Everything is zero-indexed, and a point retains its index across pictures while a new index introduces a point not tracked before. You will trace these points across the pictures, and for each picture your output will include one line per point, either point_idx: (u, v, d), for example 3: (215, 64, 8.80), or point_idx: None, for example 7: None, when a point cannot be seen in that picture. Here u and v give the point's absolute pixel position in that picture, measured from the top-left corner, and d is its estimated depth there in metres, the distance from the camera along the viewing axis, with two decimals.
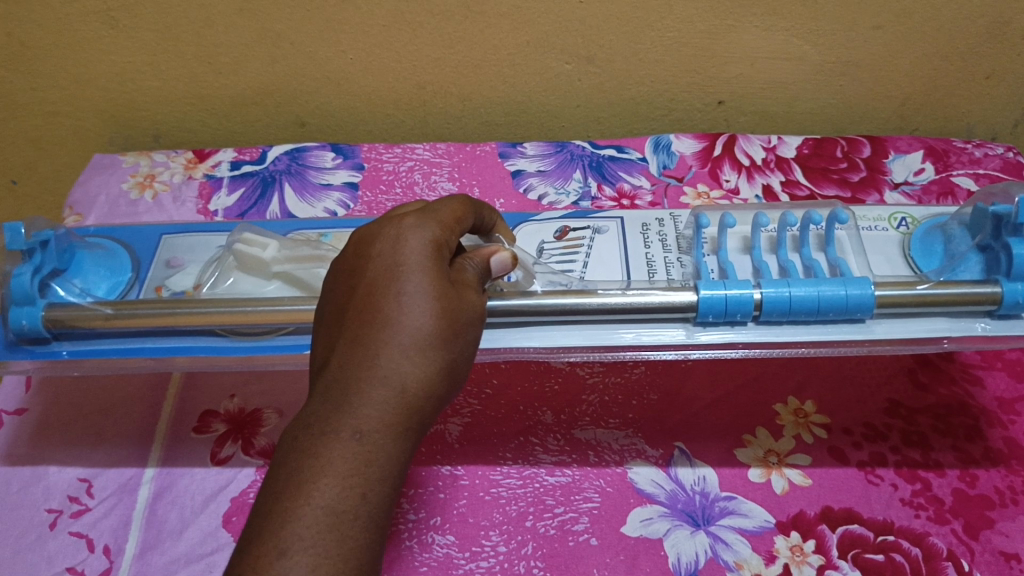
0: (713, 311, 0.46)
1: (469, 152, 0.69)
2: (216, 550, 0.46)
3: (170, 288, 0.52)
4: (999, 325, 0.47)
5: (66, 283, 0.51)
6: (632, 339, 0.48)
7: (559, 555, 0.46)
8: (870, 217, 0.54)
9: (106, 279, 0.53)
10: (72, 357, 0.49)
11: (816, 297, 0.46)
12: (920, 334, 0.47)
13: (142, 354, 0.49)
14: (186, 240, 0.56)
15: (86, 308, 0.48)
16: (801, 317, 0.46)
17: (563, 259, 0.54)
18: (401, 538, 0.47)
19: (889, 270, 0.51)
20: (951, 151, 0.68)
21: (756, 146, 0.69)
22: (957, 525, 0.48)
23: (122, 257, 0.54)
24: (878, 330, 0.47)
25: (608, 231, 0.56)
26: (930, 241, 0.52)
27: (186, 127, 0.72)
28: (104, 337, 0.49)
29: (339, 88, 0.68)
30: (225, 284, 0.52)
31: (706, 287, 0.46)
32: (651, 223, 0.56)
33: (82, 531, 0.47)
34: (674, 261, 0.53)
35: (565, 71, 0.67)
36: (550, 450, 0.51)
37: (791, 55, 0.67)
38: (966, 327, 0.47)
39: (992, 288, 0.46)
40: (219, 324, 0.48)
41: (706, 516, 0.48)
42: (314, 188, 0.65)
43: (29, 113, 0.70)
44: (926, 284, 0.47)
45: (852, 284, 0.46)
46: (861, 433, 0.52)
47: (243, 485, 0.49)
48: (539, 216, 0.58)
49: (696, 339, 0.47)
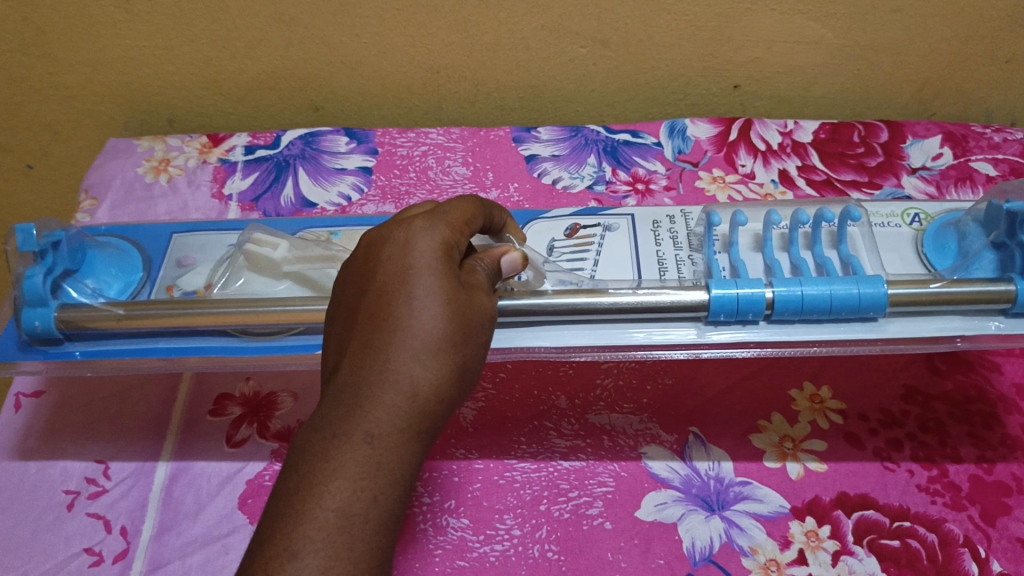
0: (725, 310, 0.46)
1: (483, 136, 0.68)
2: (232, 531, 0.47)
3: (181, 288, 0.53)
4: (1012, 324, 0.47)
5: (77, 284, 0.51)
6: (643, 338, 0.48)
7: (574, 539, 0.46)
8: (883, 213, 0.54)
9: (118, 278, 0.53)
10: (85, 358, 0.49)
11: (828, 296, 0.45)
12: (932, 333, 0.47)
13: (154, 356, 0.49)
14: (198, 238, 0.56)
15: (98, 309, 0.48)
16: (813, 316, 0.46)
17: (573, 257, 0.54)
18: (416, 521, 0.47)
19: (902, 269, 0.51)
20: (970, 136, 0.67)
21: (773, 130, 0.68)
22: (974, 511, 0.47)
23: (133, 256, 0.54)
24: (890, 329, 0.47)
25: (617, 228, 0.55)
26: (942, 236, 0.51)
27: (200, 112, 0.72)
28: (116, 337, 0.49)
29: (352, 71, 0.68)
30: (236, 284, 0.52)
31: (717, 286, 0.46)
32: (663, 221, 0.55)
33: (99, 513, 0.48)
34: (684, 259, 0.53)
35: (580, 55, 0.67)
36: (565, 434, 0.51)
37: (809, 39, 0.66)
38: (979, 326, 0.47)
39: (1007, 286, 0.45)
40: (230, 324, 0.48)
41: (721, 501, 0.48)
42: (328, 173, 0.65)
43: (44, 97, 0.70)
44: (939, 282, 0.46)
45: (865, 282, 0.45)
46: (877, 419, 0.52)
47: (258, 469, 0.49)
48: (549, 213, 0.58)
49: (708, 339, 0.47)
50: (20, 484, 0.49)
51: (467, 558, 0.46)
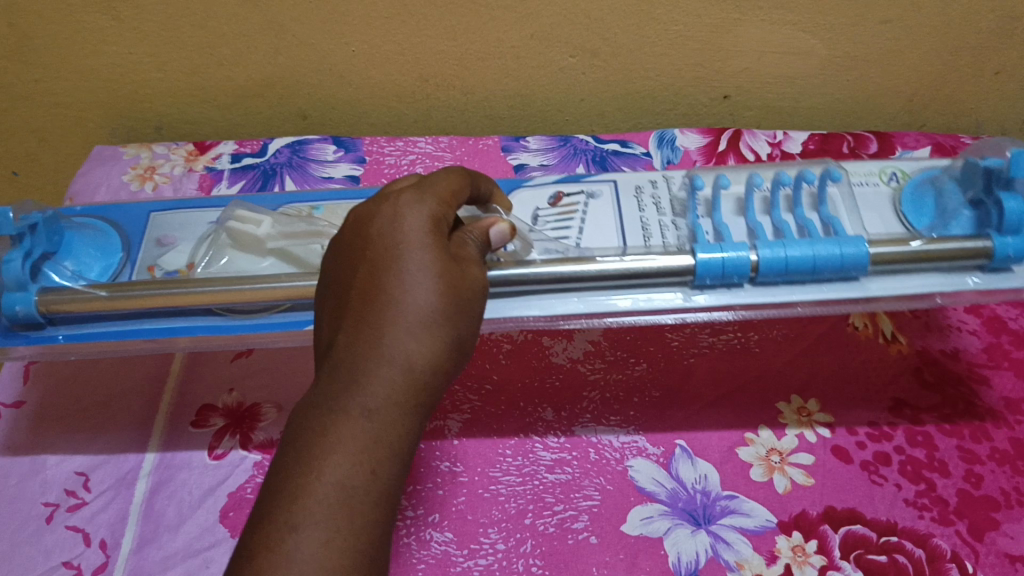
0: (711, 273, 0.46)
1: (472, 145, 0.68)
2: (213, 545, 0.46)
3: (163, 267, 0.52)
4: (992, 278, 0.46)
5: (57, 267, 0.51)
6: (628, 305, 0.48)
7: (558, 553, 0.46)
8: (862, 171, 0.54)
9: (98, 260, 0.53)
10: (66, 340, 0.48)
11: (811, 255, 0.45)
12: (913, 289, 0.47)
13: (134, 336, 0.48)
14: (177, 216, 0.56)
15: (80, 293, 0.48)
16: (796, 277, 0.46)
17: (558, 225, 0.54)
18: (400, 535, 0.47)
19: (882, 228, 0.51)
20: (960, 148, 0.68)
21: (762, 141, 0.68)
22: (962, 526, 0.47)
23: (113, 238, 0.54)
24: (872, 287, 0.46)
25: (601, 196, 0.55)
26: (920, 194, 0.51)
27: (188, 119, 0.71)
28: (99, 321, 0.49)
29: (341, 79, 0.67)
30: (221, 262, 0.52)
31: (703, 251, 0.46)
32: (644, 188, 0.55)
33: (79, 525, 0.47)
34: (669, 223, 0.53)
35: (570, 64, 0.66)
36: (551, 446, 0.51)
37: (798, 49, 0.66)
38: (957, 282, 0.47)
39: (984, 242, 0.45)
40: (216, 301, 0.47)
41: (707, 515, 0.48)
42: (314, 181, 0.65)
43: (30, 103, 0.70)
44: (919, 241, 0.46)
45: (847, 243, 0.45)
46: (865, 432, 0.51)
47: (241, 480, 0.49)
48: (531, 182, 0.57)
49: (694, 302, 0.47)
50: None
51: (450, 573, 0.45)
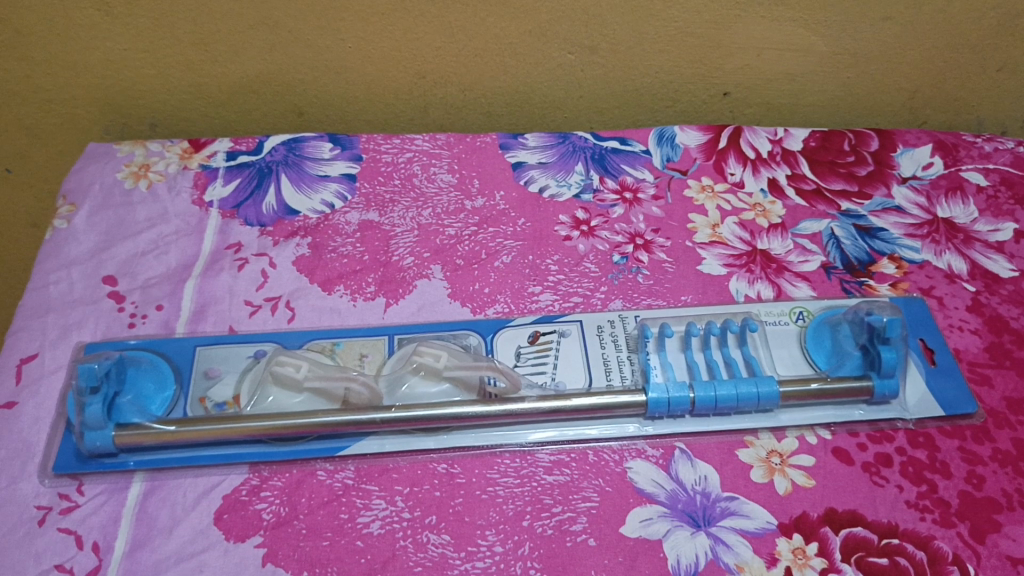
0: (660, 409, 0.49)
1: (469, 143, 0.67)
2: (206, 549, 0.45)
3: (212, 401, 0.50)
4: (875, 410, 0.51)
5: (122, 406, 0.49)
6: (595, 435, 0.50)
7: (557, 556, 0.45)
8: (773, 312, 0.55)
9: (155, 395, 0.50)
10: (139, 467, 0.48)
11: (734, 395, 0.49)
12: (814, 420, 0.51)
13: (201, 463, 0.48)
14: (222, 349, 0.53)
15: (146, 426, 0.48)
16: (725, 411, 0.50)
17: (534, 368, 0.52)
18: (395, 538, 0.46)
19: (792, 368, 0.53)
20: (961, 145, 0.68)
21: (763, 138, 0.68)
22: (963, 528, 0.47)
23: (164, 369, 0.52)
24: (783, 417, 0.51)
25: (572, 333, 0.54)
26: (822, 332, 0.54)
27: (182, 116, 0.70)
28: (165, 448, 0.49)
29: (337, 76, 0.67)
30: (265, 401, 0.50)
31: (653, 387, 0.49)
32: (607, 324, 0.55)
33: (71, 528, 0.46)
34: (626, 363, 0.53)
35: (568, 61, 0.66)
36: (548, 448, 0.50)
37: (798, 46, 0.66)
38: (846, 413, 0.51)
39: (869, 381, 0.50)
40: (266, 433, 0.48)
41: (707, 517, 0.47)
42: (311, 179, 0.64)
43: (23, 100, 0.69)
44: (819, 381, 0.50)
45: (763, 381, 0.50)
46: (866, 434, 0.51)
47: (236, 483, 0.48)
48: (512, 320, 0.55)
49: (646, 432, 0.50)
50: None
51: None
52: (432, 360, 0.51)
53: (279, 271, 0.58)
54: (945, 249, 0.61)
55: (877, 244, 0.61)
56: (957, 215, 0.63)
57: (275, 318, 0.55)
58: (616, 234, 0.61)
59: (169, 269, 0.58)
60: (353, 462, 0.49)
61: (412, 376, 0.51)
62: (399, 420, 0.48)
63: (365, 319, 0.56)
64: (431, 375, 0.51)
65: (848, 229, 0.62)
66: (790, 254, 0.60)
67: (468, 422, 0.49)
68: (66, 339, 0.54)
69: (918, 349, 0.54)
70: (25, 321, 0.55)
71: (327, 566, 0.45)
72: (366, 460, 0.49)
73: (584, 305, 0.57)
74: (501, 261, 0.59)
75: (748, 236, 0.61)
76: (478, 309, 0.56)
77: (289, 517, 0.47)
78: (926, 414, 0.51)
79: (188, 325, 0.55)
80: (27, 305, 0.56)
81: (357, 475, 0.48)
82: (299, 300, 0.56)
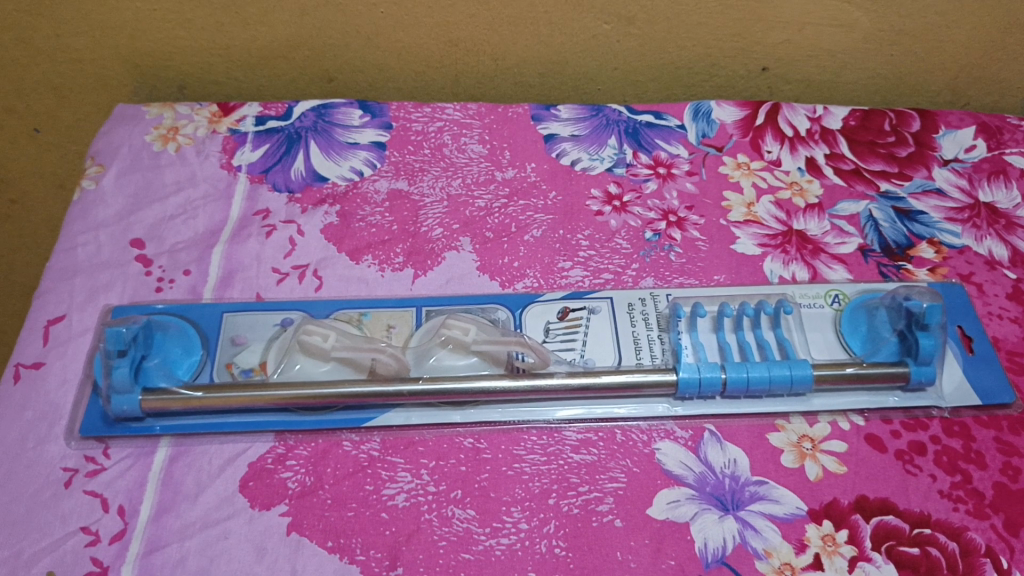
0: (691, 389, 0.49)
1: (501, 113, 0.66)
2: (232, 515, 0.45)
3: (239, 367, 0.50)
4: (910, 398, 0.50)
5: (149, 370, 0.49)
6: (623, 413, 0.50)
7: (582, 536, 0.45)
8: (809, 294, 0.54)
9: (182, 361, 0.50)
10: (165, 433, 0.48)
11: (767, 378, 0.48)
12: (847, 406, 0.50)
13: (227, 430, 0.48)
14: (249, 316, 0.53)
15: (173, 392, 0.48)
16: (757, 394, 0.49)
17: (563, 344, 0.52)
18: (420, 511, 0.46)
19: (826, 352, 0.52)
20: (1005, 128, 0.66)
21: (801, 115, 0.66)
22: (997, 520, 0.46)
23: (192, 335, 0.51)
24: (815, 402, 0.50)
25: (603, 309, 0.53)
26: (858, 317, 0.53)
27: (211, 79, 0.69)
28: (193, 414, 0.48)
29: (368, 42, 0.66)
30: (293, 369, 0.50)
31: (685, 368, 0.49)
32: (637, 302, 0.54)
33: (97, 491, 0.46)
34: (656, 341, 0.52)
35: (604, 32, 0.65)
36: (576, 425, 0.49)
37: (842, 21, 0.64)
38: (880, 400, 0.50)
39: (905, 368, 0.49)
40: (293, 402, 0.47)
41: (735, 501, 0.46)
42: (340, 147, 0.63)
43: (52, 59, 0.69)
44: (854, 366, 0.49)
45: (797, 364, 0.49)
46: (900, 421, 0.50)
47: (261, 451, 0.48)
48: (541, 295, 0.54)
49: (676, 413, 0.50)
50: (16, 458, 0.47)
51: (472, 551, 0.44)
52: (461, 334, 0.50)
53: (307, 239, 0.58)
54: (985, 235, 0.59)
55: (916, 227, 0.59)
56: (999, 200, 0.62)
57: (303, 286, 0.55)
58: (648, 211, 0.60)
59: (197, 234, 0.58)
60: (379, 434, 0.49)
61: (440, 349, 0.51)
62: (428, 393, 0.48)
63: (393, 290, 0.55)
64: (459, 349, 0.50)
65: (887, 211, 0.60)
66: (827, 235, 0.59)
67: (495, 398, 0.49)
68: (93, 301, 0.54)
69: (956, 336, 0.53)
70: (53, 282, 0.55)
71: (351, 538, 0.45)
72: (392, 432, 0.49)
73: (615, 282, 0.56)
74: (531, 234, 0.58)
75: (784, 215, 0.60)
76: (507, 283, 0.55)
77: (314, 486, 0.46)
78: (962, 403, 0.50)
79: (215, 291, 0.55)
80: (55, 267, 0.55)
81: (383, 447, 0.48)
82: (326, 269, 0.56)
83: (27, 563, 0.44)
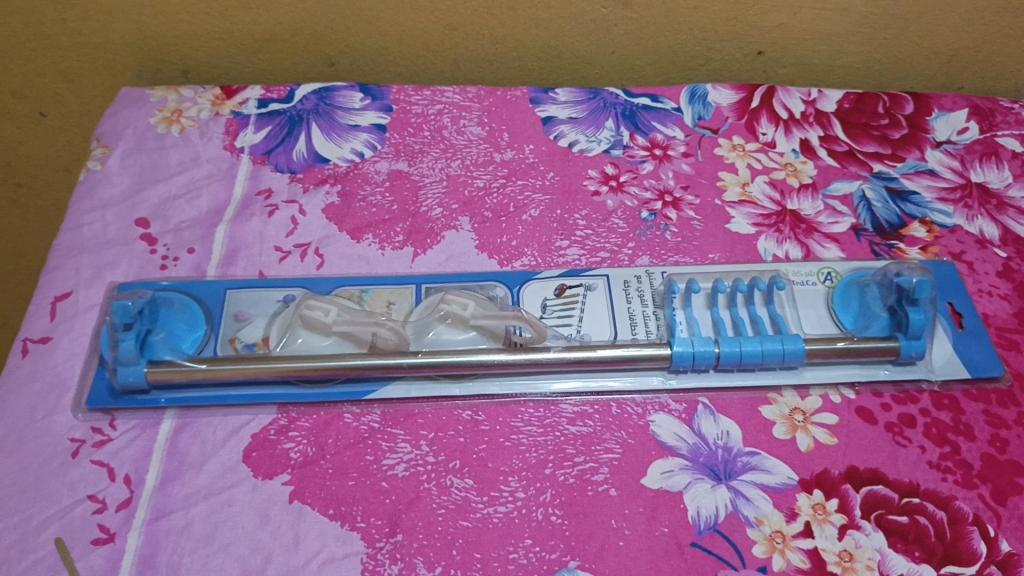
0: (685, 363, 0.50)
1: (500, 96, 0.67)
2: (235, 484, 0.46)
3: (243, 342, 0.51)
4: (901, 371, 0.51)
5: (154, 344, 0.50)
6: (619, 386, 0.51)
7: (578, 504, 0.46)
8: (802, 271, 0.55)
9: (186, 335, 0.51)
10: (170, 405, 0.49)
11: (760, 351, 0.49)
12: (838, 379, 0.51)
13: (231, 402, 0.49)
14: (253, 293, 0.54)
15: (178, 364, 0.49)
16: (750, 368, 0.50)
17: (560, 321, 0.53)
18: (420, 480, 0.47)
19: (818, 328, 0.53)
20: (998, 111, 0.67)
21: (796, 99, 0.67)
22: (985, 490, 0.47)
23: (195, 310, 0.52)
24: (807, 375, 0.51)
25: (598, 287, 0.54)
26: (850, 294, 0.54)
27: (214, 63, 0.70)
28: (198, 386, 0.49)
29: (369, 26, 0.67)
30: (295, 343, 0.51)
31: (679, 341, 0.50)
32: (632, 279, 0.55)
33: (104, 460, 0.47)
34: (651, 316, 0.53)
35: (601, 16, 0.65)
36: (572, 398, 0.50)
37: (836, 5, 0.65)
38: (871, 373, 0.51)
39: (896, 342, 0.50)
40: (295, 374, 0.48)
41: (728, 471, 0.47)
42: (341, 129, 0.64)
43: (58, 44, 0.70)
44: (845, 340, 0.50)
45: (788, 338, 0.49)
46: (890, 394, 0.51)
47: (264, 422, 0.49)
48: (540, 273, 0.55)
49: (670, 386, 0.51)
50: (25, 429, 0.48)
51: (470, 518, 0.45)
52: (460, 309, 0.51)
53: (309, 218, 0.59)
54: (977, 214, 0.60)
55: (909, 207, 0.60)
56: (991, 180, 0.62)
57: (305, 264, 0.56)
58: (645, 191, 0.61)
59: (201, 213, 0.59)
60: (379, 407, 0.50)
61: (439, 324, 0.52)
62: (427, 365, 0.49)
63: (393, 267, 0.56)
64: (458, 323, 0.51)
65: (880, 192, 0.61)
66: (820, 215, 0.60)
67: (493, 370, 0.50)
68: (99, 278, 0.55)
69: (946, 313, 0.54)
70: (60, 259, 0.56)
71: (352, 506, 0.46)
72: (393, 404, 0.50)
73: (612, 260, 0.57)
74: (530, 214, 0.59)
75: (778, 196, 0.61)
76: (505, 261, 0.56)
77: (316, 456, 0.47)
78: (951, 376, 0.51)
79: (219, 268, 0.56)
80: (62, 244, 0.57)
81: (383, 419, 0.49)
82: (328, 247, 0.57)
83: (36, 530, 0.45)
